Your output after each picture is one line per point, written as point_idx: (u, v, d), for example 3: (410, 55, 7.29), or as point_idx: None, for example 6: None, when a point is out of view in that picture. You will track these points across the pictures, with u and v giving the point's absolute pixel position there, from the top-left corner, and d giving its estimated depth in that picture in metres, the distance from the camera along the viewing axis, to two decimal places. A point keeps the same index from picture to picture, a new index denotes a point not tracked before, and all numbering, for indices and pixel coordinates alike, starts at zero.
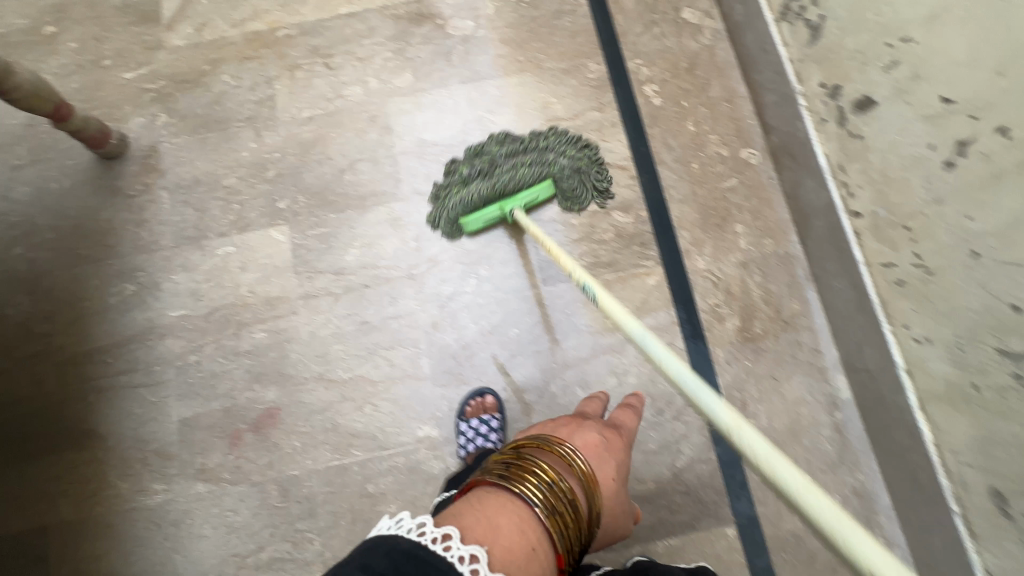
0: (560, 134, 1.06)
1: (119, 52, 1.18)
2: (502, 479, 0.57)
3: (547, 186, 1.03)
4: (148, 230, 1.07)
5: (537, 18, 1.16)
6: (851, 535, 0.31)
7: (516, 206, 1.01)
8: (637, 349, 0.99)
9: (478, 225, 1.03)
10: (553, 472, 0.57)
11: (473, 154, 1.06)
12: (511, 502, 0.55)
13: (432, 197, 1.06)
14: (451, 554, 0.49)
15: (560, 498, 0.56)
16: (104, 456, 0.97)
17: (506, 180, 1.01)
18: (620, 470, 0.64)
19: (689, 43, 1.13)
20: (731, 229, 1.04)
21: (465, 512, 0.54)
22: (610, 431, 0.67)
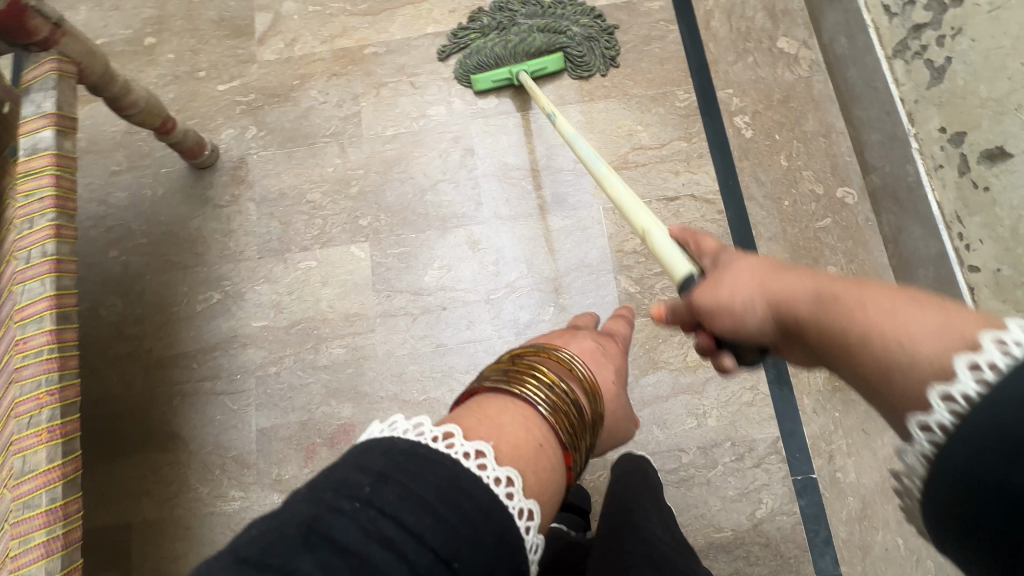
0: (577, 6, 1.15)
1: (213, 64, 1.22)
2: (500, 386, 0.50)
3: (556, 61, 1.11)
4: (234, 240, 1.10)
5: (625, 43, 1.14)
6: (655, 230, 0.67)
7: (525, 70, 1.10)
8: (718, 390, 0.96)
9: (487, 85, 1.12)
10: (553, 374, 0.51)
11: (495, 7, 1.15)
12: (510, 406, 0.48)
13: (451, 33, 1.17)
14: (456, 450, 0.40)
15: (564, 399, 0.50)
16: (185, 459, 1.00)
17: (520, 44, 1.10)
18: (621, 374, 0.60)
19: (784, 74, 1.09)
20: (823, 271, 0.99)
21: (461, 416, 0.46)
22: (604, 339, 0.63)
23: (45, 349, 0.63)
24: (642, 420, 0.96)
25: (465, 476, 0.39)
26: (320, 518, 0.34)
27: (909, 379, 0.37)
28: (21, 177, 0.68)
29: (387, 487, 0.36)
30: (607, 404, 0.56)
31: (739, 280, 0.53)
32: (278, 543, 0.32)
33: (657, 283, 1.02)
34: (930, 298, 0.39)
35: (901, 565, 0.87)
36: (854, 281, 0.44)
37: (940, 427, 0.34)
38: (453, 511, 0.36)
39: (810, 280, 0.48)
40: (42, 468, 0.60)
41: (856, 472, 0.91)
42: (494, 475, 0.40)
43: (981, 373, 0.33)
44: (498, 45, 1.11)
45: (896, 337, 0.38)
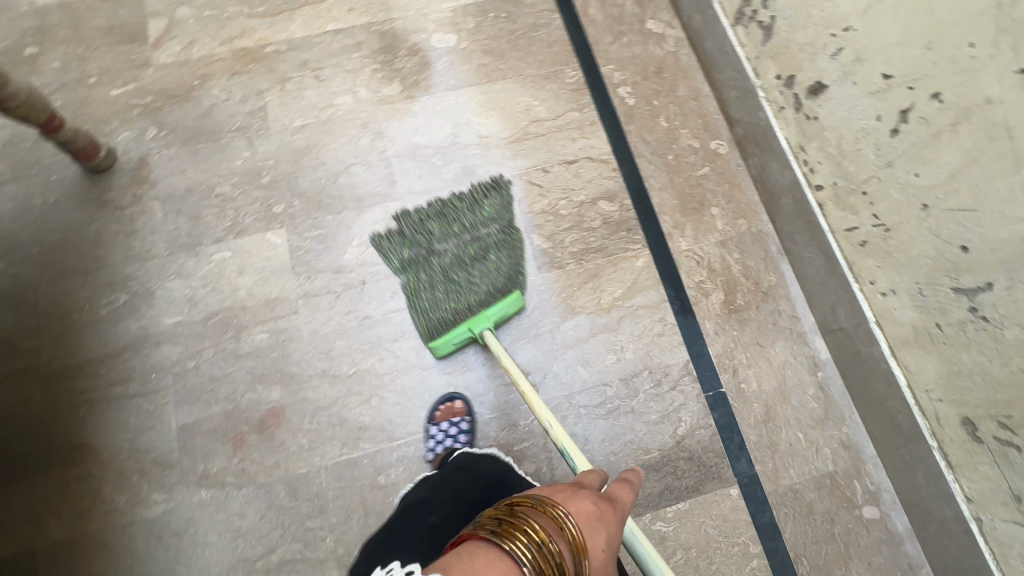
0: (492, 199, 1.11)
1: (105, 70, 1.19)
2: (493, 535, 0.52)
3: (515, 299, 0.99)
4: (140, 240, 1.07)
5: (515, 31, 1.26)
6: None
7: (487, 325, 0.96)
8: (631, 326, 1.04)
9: (450, 348, 0.98)
10: (543, 531, 0.51)
11: (408, 249, 1.06)
12: (499, 559, 0.50)
13: (378, 247, 1.07)
14: None
15: (549, 562, 0.50)
16: (97, 471, 0.93)
17: (467, 295, 1.00)
18: (612, 545, 0.56)
19: (655, 50, 1.24)
20: (708, 212, 1.12)
21: (450, 567, 0.49)
22: (601, 501, 0.59)
23: None
24: (567, 362, 1.02)
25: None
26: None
27: None
28: None
29: None
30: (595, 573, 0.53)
31: None
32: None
33: (567, 238, 1.10)
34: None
35: (805, 457, 0.97)
36: None
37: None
38: None
39: None
40: None
41: (757, 381, 1.01)
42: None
43: None
44: (449, 304, 1.00)
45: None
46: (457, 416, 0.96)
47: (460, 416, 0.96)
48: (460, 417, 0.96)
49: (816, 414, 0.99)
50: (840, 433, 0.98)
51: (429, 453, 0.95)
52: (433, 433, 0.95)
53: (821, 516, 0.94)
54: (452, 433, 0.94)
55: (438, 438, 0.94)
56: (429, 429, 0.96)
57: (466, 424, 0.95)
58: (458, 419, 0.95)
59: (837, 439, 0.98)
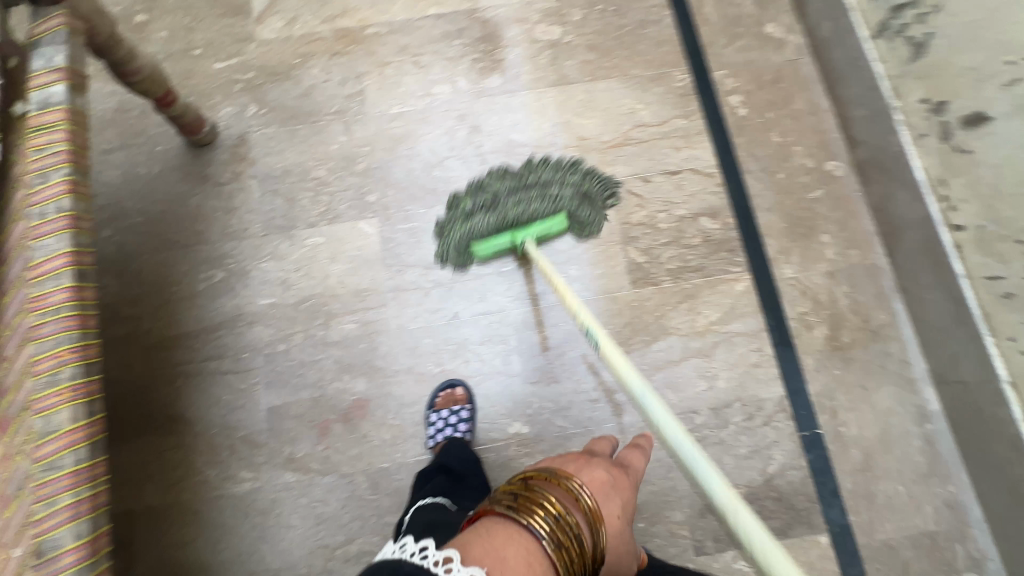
0: (559, 162, 1.06)
1: (210, 42, 1.19)
2: (508, 509, 0.46)
3: (559, 220, 1.00)
4: (237, 218, 1.08)
5: (623, 26, 1.19)
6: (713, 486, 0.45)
7: (528, 237, 0.99)
8: (725, 353, 1.00)
9: (487, 253, 1.00)
10: (561, 504, 0.46)
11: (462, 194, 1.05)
12: (518, 534, 0.45)
13: (437, 227, 1.05)
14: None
15: (567, 532, 0.45)
16: (191, 442, 0.96)
17: (513, 212, 0.99)
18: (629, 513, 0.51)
19: (772, 57, 1.15)
20: (818, 239, 1.05)
21: (468, 545, 0.44)
22: (617, 469, 0.53)
23: (64, 306, 0.60)
24: (655, 385, 0.98)
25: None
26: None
27: None
28: (31, 131, 0.65)
29: None
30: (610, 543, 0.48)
31: None
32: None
33: (664, 253, 1.05)
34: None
35: (904, 512, 0.91)
36: None
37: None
38: None
39: None
40: (65, 429, 0.57)
41: (857, 426, 0.95)
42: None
43: None
44: (490, 216, 1.00)
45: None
46: (457, 404, 0.96)
47: (461, 404, 0.96)
48: (460, 406, 0.95)
49: (920, 469, 0.93)
50: (944, 492, 0.92)
51: (429, 441, 0.94)
52: (433, 421, 0.94)
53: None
54: (452, 421, 0.93)
55: (438, 426, 0.93)
56: (429, 417, 0.95)
57: (466, 413, 0.94)
58: (458, 407, 0.95)
59: (940, 497, 0.92)
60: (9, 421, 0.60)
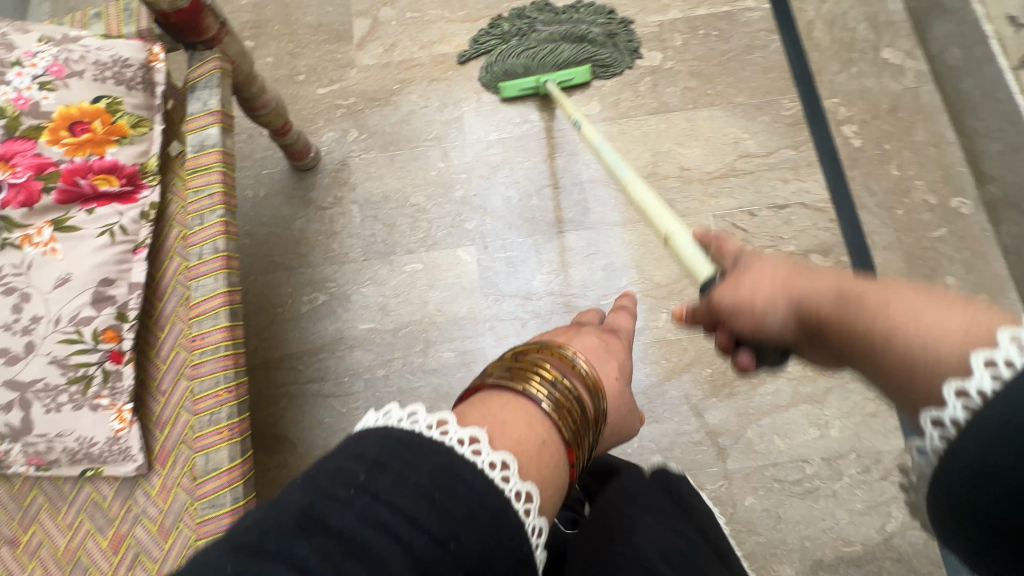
0: (591, 8, 1.18)
1: (313, 68, 1.23)
2: (503, 381, 0.46)
3: (582, 71, 1.13)
4: (339, 242, 1.10)
5: (727, 52, 1.15)
6: (677, 234, 0.69)
7: (551, 79, 1.12)
8: (839, 401, 0.94)
9: (512, 92, 1.15)
10: (556, 370, 0.47)
11: (505, 23, 1.18)
12: (515, 401, 0.45)
13: (472, 39, 1.19)
14: (450, 436, 0.37)
15: (569, 396, 0.46)
16: (294, 462, 0.99)
17: (542, 54, 1.12)
18: (625, 372, 0.56)
19: (890, 85, 1.09)
20: (942, 281, 0.98)
21: (465, 411, 0.42)
22: (608, 334, 0.60)
23: (221, 345, 0.62)
24: (762, 429, 0.94)
25: (460, 464, 0.35)
26: (316, 505, 0.31)
27: None
28: (190, 173, 0.68)
29: (383, 475, 0.33)
30: (611, 400, 0.53)
31: (758, 282, 0.56)
32: (270, 535, 0.29)
33: None
34: (958, 300, 0.39)
35: None
36: (875, 284, 0.45)
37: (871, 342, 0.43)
38: (449, 497, 0.33)
39: (835, 283, 0.49)
40: (224, 467, 0.58)
41: None
42: (489, 460, 0.36)
43: (996, 369, 0.32)
44: (521, 53, 1.13)
45: (919, 337, 0.39)
46: None
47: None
48: None
49: None
50: None
51: None
52: None
53: None
54: None
55: None
56: None
57: None
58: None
59: None
60: (167, 453, 0.62)
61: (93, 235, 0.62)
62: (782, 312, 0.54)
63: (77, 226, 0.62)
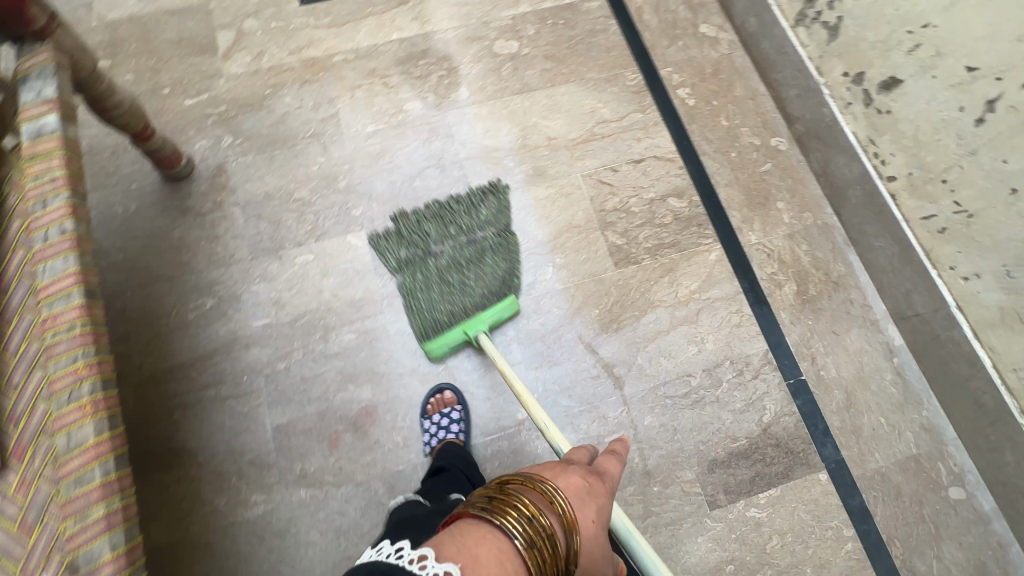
0: (476, 198, 1.13)
1: (177, 81, 1.22)
2: (483, 512, 0.51)
3: (510, 303, 1.02)
4: (223, 245, 1.08)
5: (574, 37, 1.30)
6: None
7: (481, 327, 0.98)
8: (709, 318, 1.06)
9: (442, 351, 0.99)
10: (534, 505, 0.51)
11: (404, 249, 1.07)
12: (491, 535, 0.50)
13: (372, 245, 1.08)
14: (428, 570, 0.45)
15: (541, 535, 0.50)
16: (196, 473, 0.94)
17: (462, 296, 1.02)
18: (602, 517, 0.56)
19: (710, 53, 1.28)
20: (774, 207, 1.15)
21: (442, 542, 0.49)
22: (592, 475, 0.60)
23: (77, 324, 0.60)
24: (650, 355, 1.04)
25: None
26: None
27: None
28: (26, 161, 0.66)
29: None
30: (587, 541, 0.55)
31: None
32: None
33: (640, 234, 1.12)
34: None
35: (888, 441, 0.99)
36: None
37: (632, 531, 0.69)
38: None
39: None
40: (90, 443, 0.56)
41: (836, 367, 1.03)
42: None
43: None
44: (438, 296, 1.02)
45: None
46: (448, 407, 0.97)
47: (452, 406, 0.97)
48: (451, 408, 0.97)
49: (895, 399, 1.02)
50: (920, 416, 1.01)
51: (427, 446, 0.95)
52: (427, 427, 0.95)
53: (909, 498, 0.96)
54: (445, 423, 0.95)
55: (432, 431, 0.94)
56: (422, 423, 0.96)
57: (458, 413, 0.96)
58: (449, 409, 0.96)
59: (917, 422, 1.00)
60: (25, 447, 0.58)
61: None
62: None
63: None
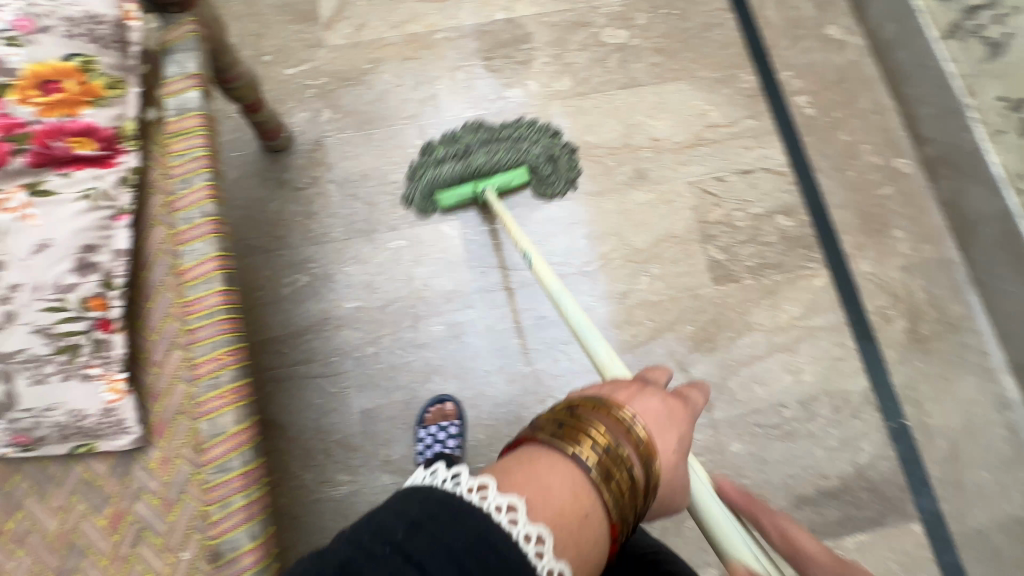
0: (534, 126, 1.10)
1: (279, 49, 1.20)
2: (550, 438, 0.42)
3: (521, 172, 1.05)
4: (318, 222, 1.08)
5: (688, 29, 1.21)
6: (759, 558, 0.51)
7: (490, 186, 1.03)
8: (809, 348, 1.02)
9: (450, 202, 1.04)
10: (609, 432, 0.42)
11: (442, 148, 1.07)
12: (561, 465, 0.40)
13: (408, 177, 1.08)
14: (489, 503, 0.36)
15: (619, 467, 0.41)
16: (286, 447, 0.96)
17: (482, 166, 1.03)
18: (686, 447, 0.47)
19: (835, 59, 1.19)
20: (891, 235, 1.08)
21: (506, 468, 0.40)
22: (675, 399, 0.49)
23: (218, 310, 0.60)
24: (743, 379, 1.00)
25: (495, 535, 0.35)
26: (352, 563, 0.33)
27: None
28: (171, 137, 0.66)
29: (414, 535, 0.34)
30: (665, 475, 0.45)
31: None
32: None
33: (743, 251, 1.07)
34: None
35: (992, 499, 0.93)
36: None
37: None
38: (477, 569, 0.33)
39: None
40: (230, 431, 0.56)
41: (942, 415, 0.98)
42: (524, 533, 0.36)
43: None
44: (456, 164, 1.04)
45: None
46: (446, 420, 0.95)
47: (450, 419, 0.95)
48: (450, 421, 0.95)
49: (1005, 456, 0.95)
50: None
51: (419, 457, 0.94)
52: (423, 437, 0.93)
53: (1008, 561, 0.91)
54: (443, 437, 0.93)
55: (428, 442, 0.92)
56: (419, 433, 0.94)
57: (456, 428, 0.94)
58: (448, 423, 0.94)
59: None
60: (165, 424, 0.59)
61: (70, 200, 0.59)
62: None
63: (53, 190, 0.59)
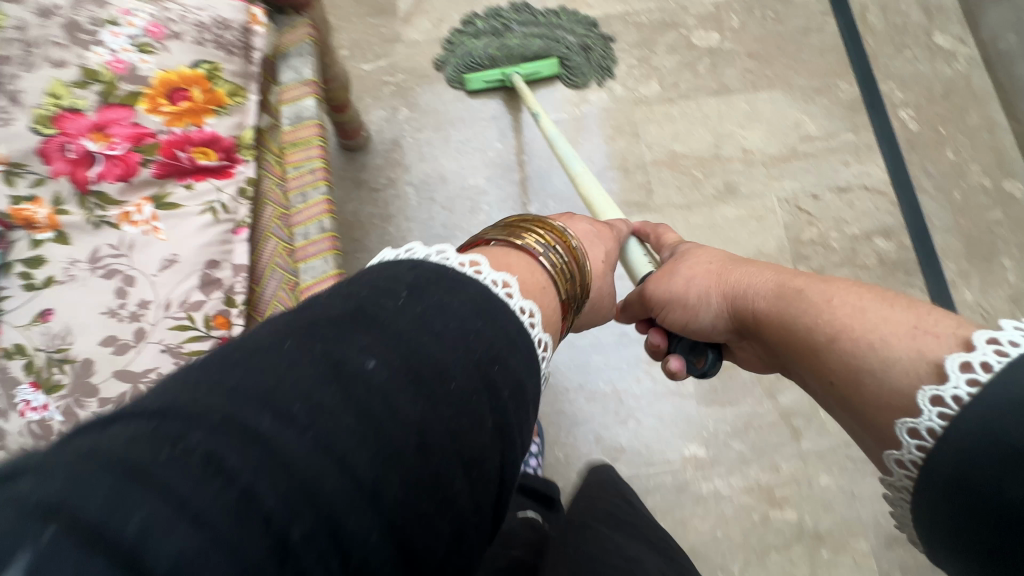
0: (572, 15, 1.14)
1: (356, 42, 1.17)
2: (499, 240, 0.45)
3: (550, 63, 1.09)
4: (396, 226, 1.06)
5: (784, 34, 1.14)
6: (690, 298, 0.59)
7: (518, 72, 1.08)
8: None
9: (479, 85, 1.11)
10: (556, 235, 0.48)
11: (483, 23, 1.13)
12: (514, 255, 0.44)
13: (445, 43, 1.14)
14: (485, 277, 0.38)
15: (574, 259, 0.47)
16: None
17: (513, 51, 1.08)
18: (612, 258, 0.57)
19: (943, 69, 1.11)
20: (998, 263, 1.01)
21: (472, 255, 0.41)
22: (600, 226, 0.59)
23: None
24: None
25: (493, 300, 0.36)
26: (366, 309, 0.32)
27: (882, 379, 0.40)
28: (287, 147, 0.64)
29: (425, 295, 0.34)
30: (600, 280, 0.54)
31: (694, 270, 0.58)
32: (323, 332, 0.30)
33: (838, 273, 1.02)
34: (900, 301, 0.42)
35: None
36: (818, 283, 0.47)
37: (930, 431, 0.35)
38: (487, 325, 0.34)
39: (775, 279, 0.51)
40: None
41: None
42: (519, 306, 0.38)
43: (976, 374, 0.34)
44: (493, 41, 1.10)
45: (872, 343, 0.41)
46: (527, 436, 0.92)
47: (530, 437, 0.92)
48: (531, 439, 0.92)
49: None
50: None
51: None
52: None
53: None
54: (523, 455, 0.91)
55: None
56: None
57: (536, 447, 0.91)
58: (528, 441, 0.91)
59: None
60: None
61: (195, 213, 0.57)
62: (713, 308, 0.56)
63: (177, 203, 0.57)
